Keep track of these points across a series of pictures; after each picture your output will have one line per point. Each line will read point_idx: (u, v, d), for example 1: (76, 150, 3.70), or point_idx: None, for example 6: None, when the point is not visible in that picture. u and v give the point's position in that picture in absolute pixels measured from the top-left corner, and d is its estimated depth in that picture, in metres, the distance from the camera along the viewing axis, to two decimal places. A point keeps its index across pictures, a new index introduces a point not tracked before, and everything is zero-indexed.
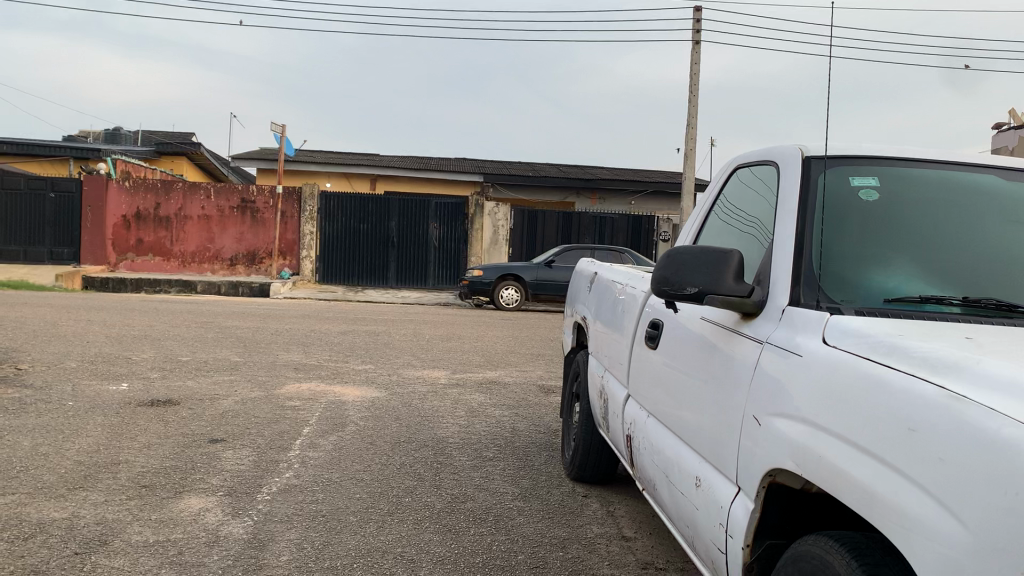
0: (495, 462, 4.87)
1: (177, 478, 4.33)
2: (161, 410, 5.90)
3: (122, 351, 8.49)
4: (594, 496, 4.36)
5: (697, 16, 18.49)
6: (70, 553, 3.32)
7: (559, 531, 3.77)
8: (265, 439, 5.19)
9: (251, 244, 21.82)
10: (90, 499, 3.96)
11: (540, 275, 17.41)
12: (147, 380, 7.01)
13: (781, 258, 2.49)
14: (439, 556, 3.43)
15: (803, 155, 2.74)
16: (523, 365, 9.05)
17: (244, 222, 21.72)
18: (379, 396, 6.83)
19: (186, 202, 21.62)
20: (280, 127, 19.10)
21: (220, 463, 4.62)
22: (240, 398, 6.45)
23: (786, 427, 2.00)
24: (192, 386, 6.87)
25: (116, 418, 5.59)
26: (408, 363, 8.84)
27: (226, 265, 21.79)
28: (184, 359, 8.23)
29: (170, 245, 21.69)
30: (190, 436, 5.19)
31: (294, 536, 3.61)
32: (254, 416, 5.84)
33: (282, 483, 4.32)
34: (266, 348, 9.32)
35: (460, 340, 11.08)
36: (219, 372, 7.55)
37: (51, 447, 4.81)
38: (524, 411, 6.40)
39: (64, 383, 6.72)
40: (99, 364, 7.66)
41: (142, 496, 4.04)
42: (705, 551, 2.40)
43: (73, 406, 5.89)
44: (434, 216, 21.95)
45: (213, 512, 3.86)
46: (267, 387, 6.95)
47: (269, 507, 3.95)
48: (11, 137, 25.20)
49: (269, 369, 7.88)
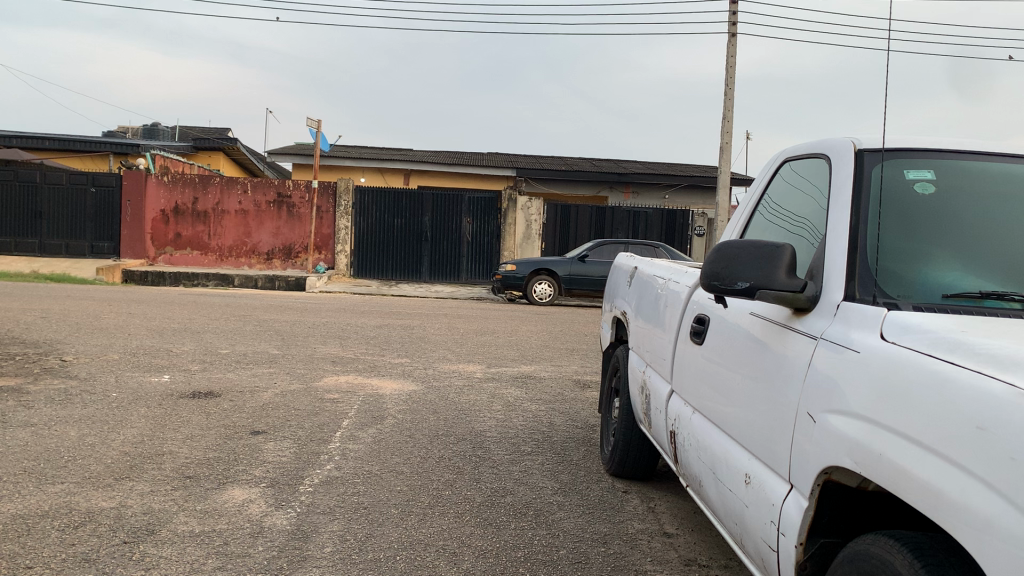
0: (534, 456, 4.86)
1: (221, 469, 4.39)
2: (203, 401, 5.98)
3: (164, 344, 8.63)
4: (634, 492, 4.34)
5: (733, 9, 18.28)
6: (121, 542, 3.37)
7: (600, 527, 3.76)
8: (305, 431, 5.23)
9: (288, 238, 22.00)
10: (137, 489, 4.03)
11: (574, 269, 17.35)
12: (188, 372, 7.12)
13: (835, 252, 2.45)
14: (481, 550, 3.44)
15: (856, 148, 2.69)
16: (558, 359, 9.04)
17: (280, 216, 21.92)
18: (416, 389, 6.86)
19: (224, 197, 21.88)
20: (316, 122, 19.29)
21: (262, 455, 4.67)
22: (279, 390, 6.52)
23: (843, 424, 1.97)
24: (232, 378, 6.96)
25: (159, 410, 5.67)
26: (443, 356, 8.88)
27: (264, 259, 22.01)
28: (225, 351, 8.34)
29: (209, 239, 22.02)
30: (232, 428, 5.25)
31: (337, 528, 3.63)
32: (295, 408, 5.90)
33: (323, 475, 4.35)
34: (303, 341, 9.40)
35: (493, 334, 11.10)
36: (259, 365, 7.64)
37: (97, 438, 4.89)
38: (561, 406, 6.39)
39: (108, 374, 6.84)
40: (142, 356, 7.79)
41: (187, 486, 4.10)
42: (755, 549, 2.38)
43: (116, 397, 5.99)
44: (468, 211, 21.96)
45: (257, 503, 3.90)
46: (305, 380, 7.01)
47: (311, 498, 3.99)
48: (53, 135, 25.73)
49: (307, 362, 7.95)
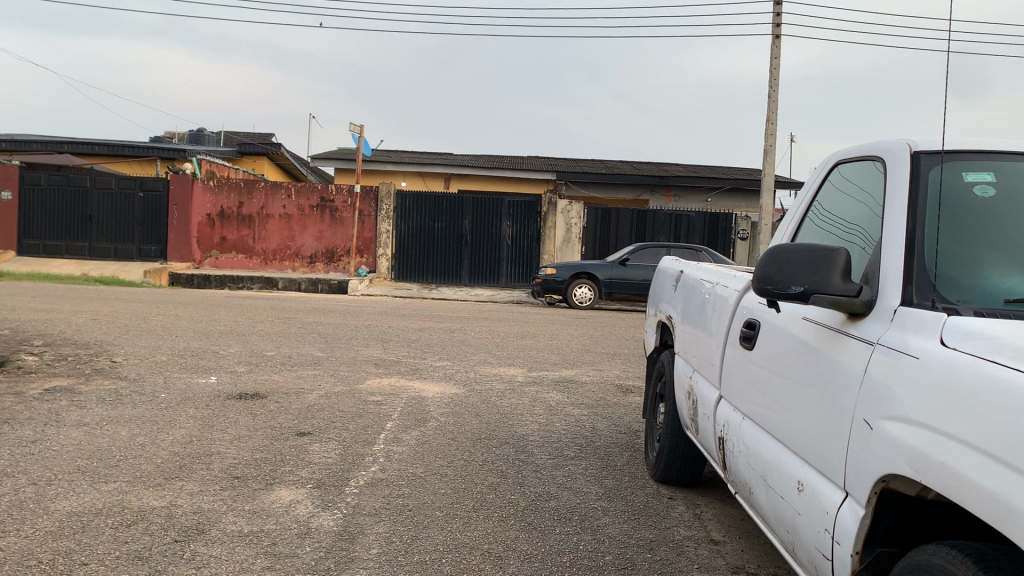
0: (577, 461, 4.84)
1: (268, 470, 4.44)
2: (249, 403, 6.06)
3: (211, 345, 8.77)
4: (680, 499, 4.30)
5: (777, 10, 18.07)
6: (172, 541, 3.43)
7: (645, 533, 3.73)
8: (350, 433, 5.28)
9: (330, 242, 22.22)
10: (187, 488, 4.09)
11: (614, 273, 17.28)
12: (235, 373, 7.23)
13: (892, 257, 2.40)
14: (526, 554, 3.43)
15: (911, 150, 2.64)
16: (600, 364, 9.01)
17: (323, 220, 22.15)
18: (458, 393, 6.88)
19: (268, 201, 22.19)
20: (358, 128, 19.49)
21: (308, 456, 4.73)
22: (323, 392, 6.59)
23: (902, 432, 1.93)
24: (278, 379, 7.05)
25: (207, 410, 5.77)
26: (485, 360, 8.89)
27: (307, 263, 22.24)
28: (270, 353, 8.45)
29: (254, 242, 22.26)
30: (278, 429, 5.32)
31: (383, 530, 3.65)
32: (339, 409, 5.96)
33: (368, 476, 4.39)
34: (346, 343, 9.49)
35: (534, 338, 11.09)
36: (303, 367, 7.72)
37: (147, 437, 4.98)
38: (603, 410, 6.37)
39: (157, 375, 6.97)
40: (190, 358, 7.92)
41: (235, 486, 4.16)
42: (807, 558, 2.34)
43: (165, 398, 6.10)
44: (508, 215, 21.99)
45: (305, 504, 3.94)
46: (348, 382, 7.08)
47: (357, 500, 4.02)
48: (104, 140, 26.32)
49: (351, 364, 8.02)
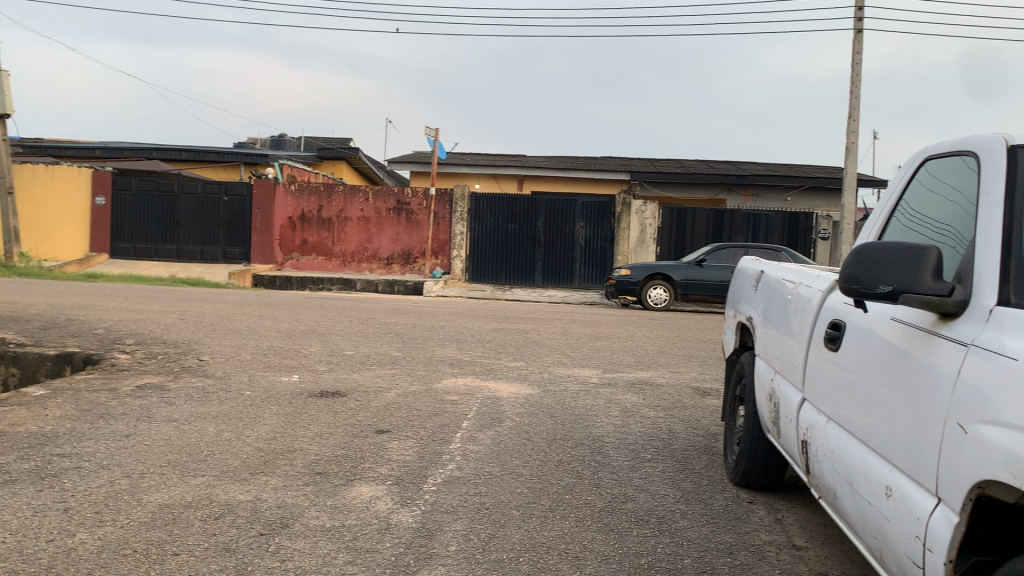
0: (654, 463, 4.80)
1: (348, 466, 4.53)
2: (330, 401, 6.20)
3: (293, 345, 8.99)
4: (760, 503, 4.22)
5: (859, 4, 17.57)
6: (257, 533, 3.53)
7: (725, 537, 3.68)
8: (427, 432, 5.34)
9: (406, 244, 22.53)
10: (271, 483, 4.21)
11: (690, 274, 17.06)
12: (315, 372, 7.39)
13: (988, 255, 2.31)
14: (603, 555, 3.42)
15: (1006, 142, 2.52)
16: (676, 366, 8.91)
17: (399, 222, 22.49)
18: (533, 393, 6.90)
19: (346, 204, 22.64)
20: (433, 131, 19.72)
21: (386, 453, 4.80)
22: (401, 391, 6.69)
23: (999, 437, 1.85)
24: (356, 378, 7.19)
25: (289, 407, 5.92)
26: (559, 361, 8.89)
27: (384, 264, 22.63)
28: (349, 352, 8.62)
29: (332, 245, 22.76)
30: (358, 427, 5.42)
31: (460, 527, 3.69)
32: (416, 408, 6.04)
33: (445, 475, 4.43)
34: (422, 343, 9.62)
35: (609, 340, 11.03)
36: (380, 366, 7.86)
37: (233, 433, 5.15)
38: (680, 413, 6.30)
39: (242, 373, 7.19)
40: (272, 356, 8.14)
41: (317, 482, 4.26)
42: (896, 565, 2.27)
43: (249, 395, 6.28)
44: (582, 216, 21.92)
45: (384, 500, 4.01)
46: (425, 381, 7.17)
47: (434, 498, 4.07)
48: (191, 147, 27.28)
49: (427, 364, 8.13)
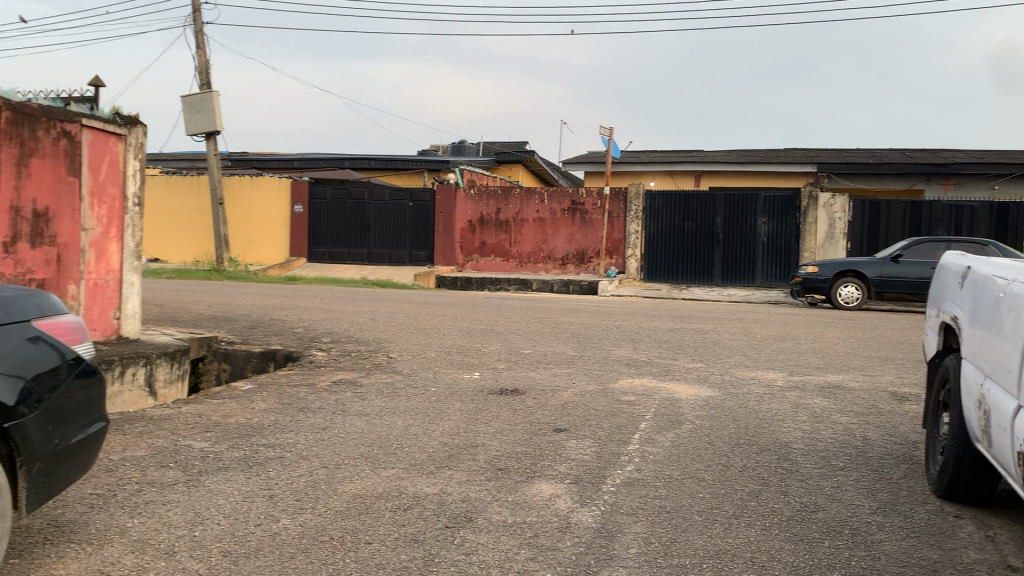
0: (846, 472, 4.55)
1: (529, 464, 4.60)
2: (509, 399, 6.32)
3: (473, 343, 9.26)
4: (968, 518, 3.89)
5: None
6: (443, 526, 3.66)
7: (928, 553, 3.42)
8: (605, 432, 5.33)
9: (582, 244, 22.62)
10: (455, 477, 4.35)
11: (884, 271, 16.05)
12: (495, 370, 7.57)
13: None
14: (793, 565, 3.27)
15: None
16: (869, 368, 8.40)
17: (574, 223, 22.61)
18: (713, 395, 6.72)
19: (523, 206, 23.03)
20: (608, 130, 19.69)
21: (565, 452, 4.84)
22: (579, 390, 6.72)
23: None
24: (535, 377, 7.29)
25: (471, 404, 6.09)
26: (741, 362, 8.61)
27: (559, 264, 22.83)
28: (527, 351, 8.77)
29: (509, 246, 23.22)
30: (537, 425, 5.50)
31: (641, 529, 3.65)
32: (594, 408, 6.04)
33: (625, 476, 4.41)
34: (600, 343, 9.61)
35: (794, 340, 10.55)
36: (558, 365, 7.93)
37: (419, 428, 5.36)
38: (874, 419, 5.93)
39: (426, 371, 7.48)
40: (455, 355, 8.42)
41: (499, 478, 4.35)
42: None
43: (434, 392, 6.53)
44: (763, 211, 21.14)
45: (564, 499, 4.04)
46: (602, 381, 7.16)
47: (614, 498, 4.05)
48: (377, 155, 28.73)
49: (604, 364, 8.12)
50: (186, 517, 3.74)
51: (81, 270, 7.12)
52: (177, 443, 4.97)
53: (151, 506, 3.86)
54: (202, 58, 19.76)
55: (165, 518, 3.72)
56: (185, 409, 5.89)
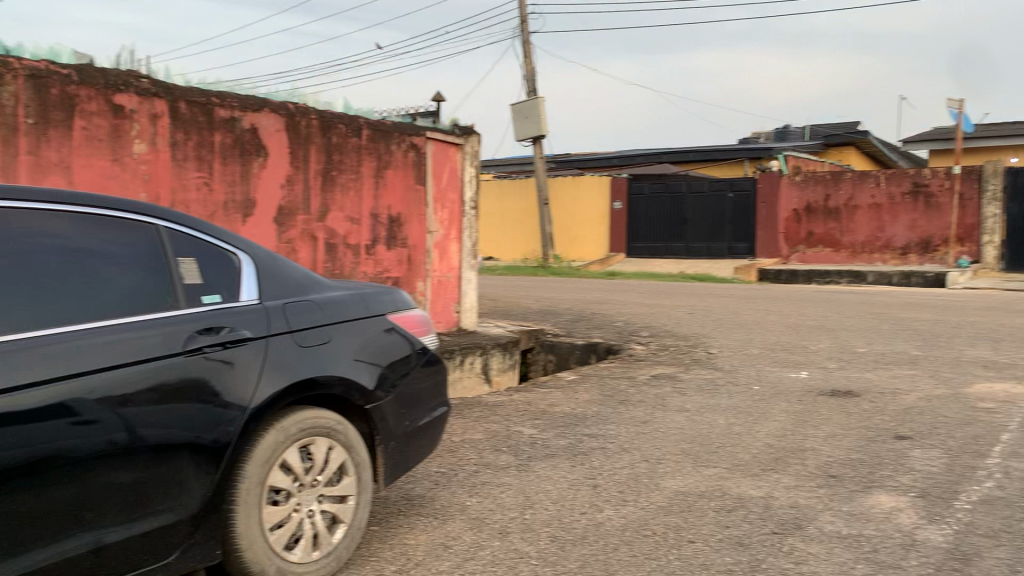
0: None
1: (865, 472, 4.26)
2: (841, 400, 5.91)
3: (801, 340, 8.79)
4: None
5: None
6: (771, 531, 3.51)
7: None
8: (957, 442, 4.77)
9: (925, 231, 20.50)
10: (783, 481, 4.14)
11: None
12: (825, 369, 7.12)
13: None
14: None
15: None
16: None
17: (916, 208, 20.54)
18: None
19: (855, 191, 21.36)
20: (958, 103, 17.65)
21: (909, 462, 4.41)
22: (923, 394, 6.09)
23: None
24: (871, 378, 6.74)
25: (798, 405, 5.78)
26: None
27: (898, 254, 20.87)
28: (862, 350, 8.13)
29: (840, 236, 21.70)
30: (874, 430, 5.07)
31: (1005, 555, 3.21)
32: (943, 415, 5.44)
33: (983, 493, 3.91)
34: (948, 342, 8.64)
35: None
36: (899, 366, 7.25)
37: (743, 427, 5.20)
38: None
39: (750, 368, 7.24)
40: (780, 352, 8.05)
41: (832, 486, 4.07)
42: None
43: (758, 390, 6.29)
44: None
45: (908, 514, 3.67)
46: (952, 384, 6.42)
47: (970, 518, 3.60)
48: (696, 148, 28.41)
49: (954, 365, 7.28)
50: (518, 499, 3.96)
51: (426, 269, 7.85)
52: (510, 429, 5.29)
53: (487, 487, 4.15)
54: (529, 66, 20.86)
55: (499, 499, 3.97)
56: (516, 397, 6.25)
